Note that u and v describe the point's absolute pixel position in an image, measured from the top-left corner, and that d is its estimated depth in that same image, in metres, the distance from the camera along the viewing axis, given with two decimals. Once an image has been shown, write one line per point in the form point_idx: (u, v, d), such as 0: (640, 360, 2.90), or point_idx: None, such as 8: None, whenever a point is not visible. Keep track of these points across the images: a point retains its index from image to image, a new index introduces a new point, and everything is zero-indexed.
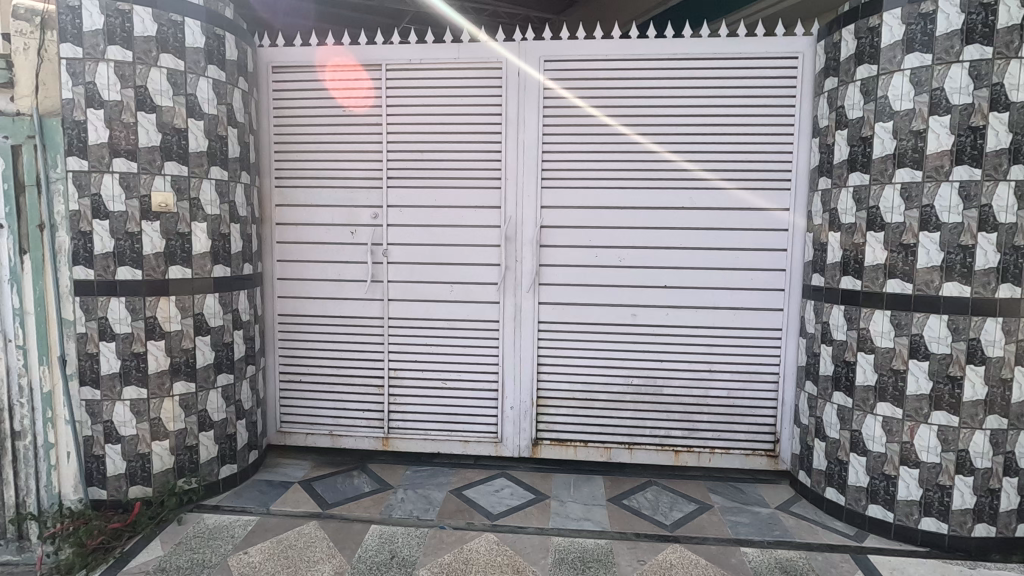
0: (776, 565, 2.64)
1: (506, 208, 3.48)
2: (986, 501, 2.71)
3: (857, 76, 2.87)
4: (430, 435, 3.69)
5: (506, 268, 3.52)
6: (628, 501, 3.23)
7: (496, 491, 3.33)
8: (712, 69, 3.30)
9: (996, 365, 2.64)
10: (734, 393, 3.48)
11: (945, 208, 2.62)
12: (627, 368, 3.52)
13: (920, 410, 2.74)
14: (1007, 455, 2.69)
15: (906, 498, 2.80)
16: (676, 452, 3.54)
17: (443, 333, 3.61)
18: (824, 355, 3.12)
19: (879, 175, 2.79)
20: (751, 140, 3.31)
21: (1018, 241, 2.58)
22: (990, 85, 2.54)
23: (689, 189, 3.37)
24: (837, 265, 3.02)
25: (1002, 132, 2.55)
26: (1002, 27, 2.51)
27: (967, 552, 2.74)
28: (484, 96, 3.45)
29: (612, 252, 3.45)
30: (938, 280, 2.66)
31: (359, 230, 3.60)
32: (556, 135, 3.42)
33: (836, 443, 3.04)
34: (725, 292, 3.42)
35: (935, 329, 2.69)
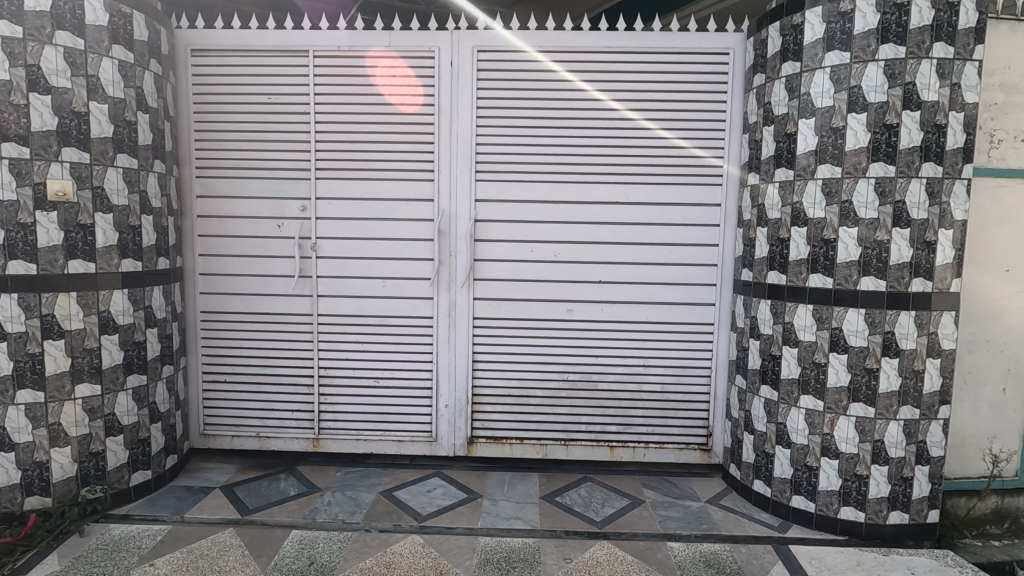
0: (701, 559, 2.65)
1: (439, 201, 3.40)
2: (900, 489, 2.79)
3: (783, 72, 2.90)
4: (362, 435, 3.58)
5: (440, 263, 3.43)
6: (561, 499, 3.20)
7: (428, 491, 3.25)
8: (646, 64, 3.30)
9: (909, 357, 2.72)
10: (669, 388, 3.50)
11: (862, 204, 2.68)
12: (563, 364, 3.48)
13: (840, 402, 2.80)
14: (920, 444, 2.78)
15: (826, 489, 2.86)
16: (611, 448, 3.53)
17: (375, 330, 3.50)
18: (753, 349, 3.15)
19: (802, 171, 2.82)
20: (684, 136, 3.32)
21: (929, 237, 2.66)
22: (903, 84, 2.59)
23: (622, 184, 3.36)
24: (764, 260, 3.05)
25: (915, 130, 2.61)
26: (914, 27, 2.57)
27: (883, 540, 2.81)
28: (418, 85, 3.35)
29: (548, 246, 3.41)
30: (856, 275, 2.72)
31: (287, 224, 3.45)
32: (491, 127, 3.35)
33: (763, 436, 3.08)
34: (660, 286, 3.42)
35: (854, 323, 2.74)
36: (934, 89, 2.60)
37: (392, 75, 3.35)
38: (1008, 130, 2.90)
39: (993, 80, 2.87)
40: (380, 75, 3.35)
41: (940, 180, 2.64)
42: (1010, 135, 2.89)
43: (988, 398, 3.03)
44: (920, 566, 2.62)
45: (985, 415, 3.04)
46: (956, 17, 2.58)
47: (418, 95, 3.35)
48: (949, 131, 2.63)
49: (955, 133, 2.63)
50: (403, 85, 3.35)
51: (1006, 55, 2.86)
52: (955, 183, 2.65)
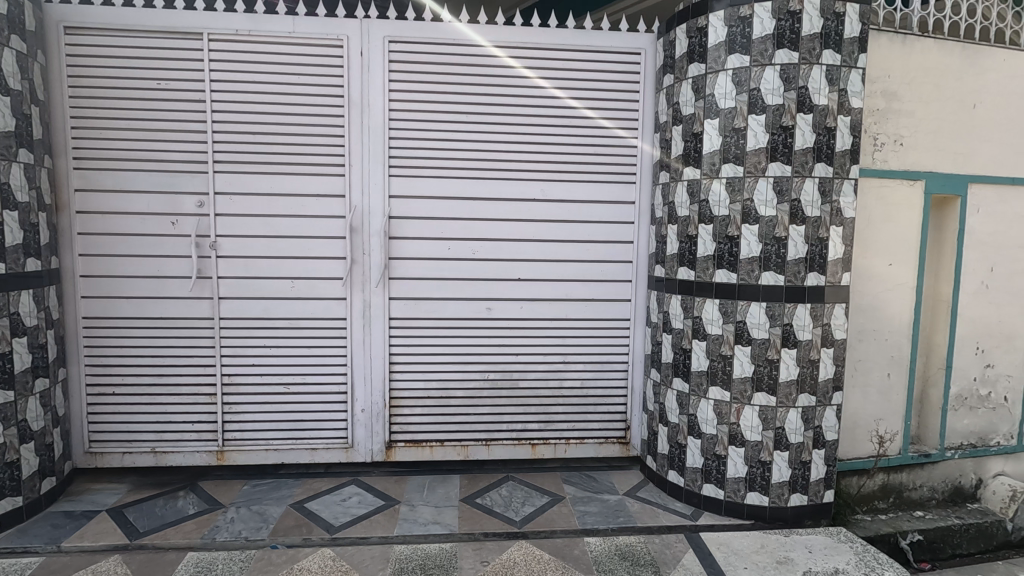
0: (616, 552, 2.67)
1: (351, 197, 3.25)
2: (799, 473, 2.94)
3: (689, 73, 2.98)
4: (272, 445, 3.37)
5: (353, 262, 3.29)
6: (482, 500, 3.15)
7: (343, 500, 3.10)
8: (561, 61, 3.30)
9: (806, 347, 2.87)
10: (589, 384, 3.53)
11: (763, 202, 2.79)
12: (483, 363, 3.43)
13: (745, 393, 2.91)
14: (817, 429, 2.94)
15: (734, 476, 2.97)
16: (533, 445, 3.52)
17: (284, 333, 3.30)
18: (666, 343, 3.22)
19: (708, 169, 2.91)
20: (599, 135, 3.36)
21: (821, 233, 2.82)
22: (797, 88, 2.73)
23: (539, 181, 3.35)
24: (674, 257, 3.13)
25: (808, 132, 2.75)
26: (805, 34, 2.70)
27: (785, 522, 2.96)
28: (353, 77, 3.19)
29: (465, 243, 3.34)
30: (757, 270, 2.83)
31: (182, 220, 3.18)
32: (404, 121, 3.24)
33: (676, 427, 3.16)
34: (578, 283, 3.45)
35: (756, 315, 2.86)
36: (824, 94, 2.75)
37: (329, 66, 3.17)
38: (889, 133, 3.12)
39: (875, 87, 3.08)
40: (315, 66, 3.17)
41: (831, 180, 2.80)
42: (890, 138, 3.12)
43: (874, 383, 3.26)
44: (816, 543, 2.78)
45: (873, 399, 3.27)
46: (842, 26, 2.74)
47: (355, 87, 3.19)
48: (838, 133, 2.79)
49: (843, 135, 2.80)
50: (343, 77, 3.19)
51: (885, 64, 3.08)
52: (843, 182, 2.82)
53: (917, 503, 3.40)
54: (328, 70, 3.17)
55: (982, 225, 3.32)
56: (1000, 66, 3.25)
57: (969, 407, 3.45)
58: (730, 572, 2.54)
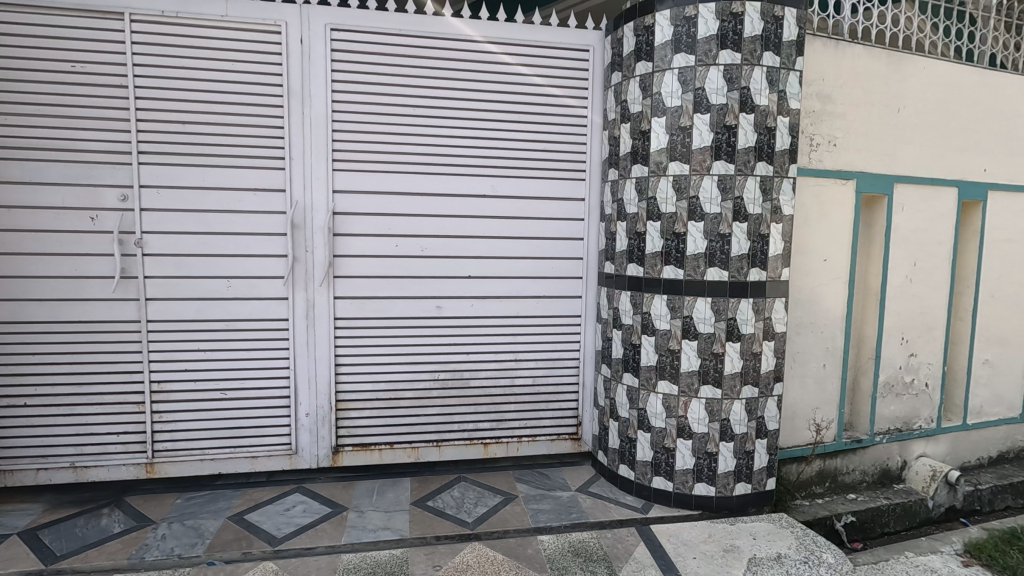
0: (570, 549, 2.67)
1: (293, 191, 3.10)
2: (743, 462, 3.04)
3: (637, 72, 3.01)
4: (208, 455, 3.16)
5: (295, 259, 3.13)
6: (434, 502, 3.08)
7: (286, 510, 2.96)
8: (510, 56, 3.26)
9: (749, 340, 2.96)
10: (540, 381, 3.52)
11: (707, 199, 2.86)
12: (433, 363, 3.36)
13: (692, 386, 2.98)
14: (759, 419, 3.04)
15: (682, 468, 3.03)
16: (485, 445, 3.48)
17: (220, 336, 3.11)
18: (616, 339, 3.25)
19: (656, 167, 2.95)
20: (548, 131, 3.35)
21: (763, 230, 2.91)
22: (740, 89, 2.80)
23: (489, 176, 3.30)
24: (624, 254, 3.16)
25: (750, 131, 2.84)
26: (747, 36, 2.78)
27: (730, 510, 3.05)
28: (293, 65, 3.03)
29: (414, 240, 3.26)
30: (703, 266, 2.90)
31: (102, 216, 2.93)
32: (348, 113, 3.11)
33: (627, 422, 3.20)
34: (529, 280, 3.43)
35: (702, 311, 2.93)
36: (764, 95, 2.84)
37: (266, 53, 3.01)
38: (823, 134, 3.26)
39: (811, 89, 3.21)
40: (251, 52, 2.99)
41: (771, 178, 2.90)
42: (825, 139, 3.26)
43: (812, 373, 3.41)
44: (760, 530, 2.88)
45: (810, 389, 3.42)
46: (781, 29, 2.83)
47: (295, 75, 3.04)
48: (777, 133, 2.89)
49: (782, 135, 2.90)
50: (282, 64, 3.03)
51: (821, 68, 3.21)
52: (783, 181, 2.93)
53: (850, 486, 3.59)
54: (266, 58, 3.01)
55: (906, 223, 3.53)
56: (921, 73, 3.46)
57: (895, 393, 3.66)
58: (680, 563, 2.58)
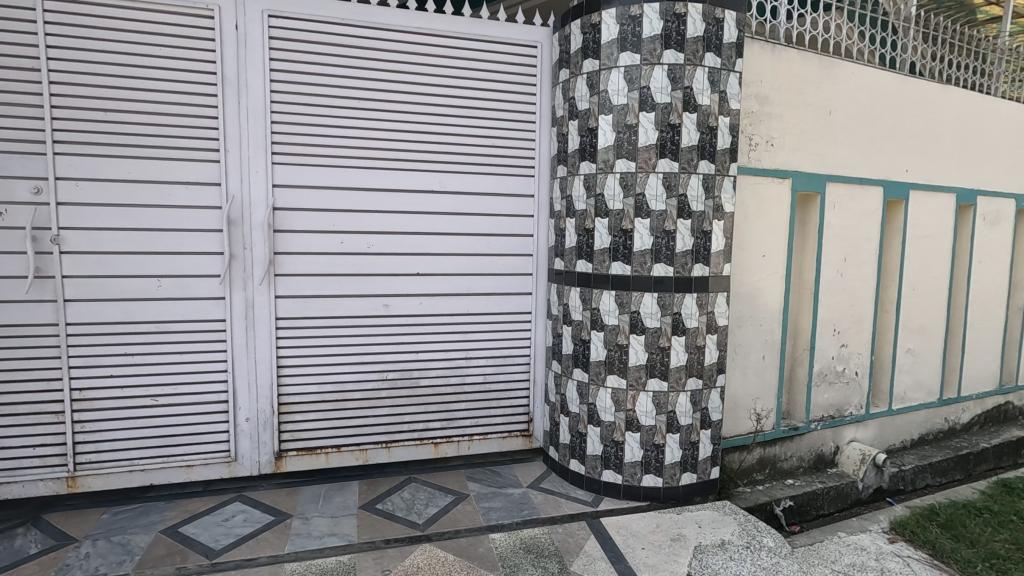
0: (521, 546, 2.66)
1: (228, 185, 2.94)
2: (689, 453, 3.12)
3: (584, 69, 3.02)
4: (138, 466, 2.97)
5: (232, 257, 2.98)
6: (383, 505, 3.01)
7: (225, 520, 2.82)
8: (458, 50, 3.22)
9: (693, 334, 3.05)
10: (491, 378, 3.50)
11: (653, 196, 2.91)
12: (382, 363, 3.28)
13: (640, 379, 3.03)
14: (704, 410, 3.13)
15: (631, 460, 3.08)
16: (436, 444, 3.43)
17: (149, 339, 2.92)
18: (566, 335, 3.27)
19: (603, 165, 2.97)
20: (497, 127, 3.34)
21: (705, 227, 3.00)
22: (683, 88, 2.87)
23: (437, 172, 3.26)
24: (573, 250, 3.17)
25: (693, 130, 2.91)
26: (690, 36, 2.85)
27: (677, 500, 3.12)
28: (227, 52, 2.87)
29: (359, 237, 3.16)
30: (649, 262, 2.95)
31: (13, 210, 2.69)
32: (287, 104, 2.98)
33: (577, 417, 3.22)
34: (479, 277, 3.40)
35: (649, 306, 2.98)
36: (706, 95, 2.92)
37: (197, 39, 2.84)
38: (762, 134, 3.38)
39: (750, 90, 3.32)
40: (180, 37, 2.81)
41: (713, 177, 2.98)
42: (763, 139, 3.38)
43: (752, 365, 3.54)
44: (705, 517, 2.96)
45: (751, 380, 3.55)
46: (722, 31, 2.91)
47: (230, 63, 2.88)
48: (719, 133, 2.97)
49: (723, 135, 2.99)
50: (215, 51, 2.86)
51: (759, 70, 3.32)
52: (724, 180, 3.02)
53: (788, 472, 3.75)
54: (197, 44, 2.84)
55: (837, 220, 3.71)
56: (850, 78, 3.65)
57: (828, 382, 3.85)
58: (629, 554, 2.63)
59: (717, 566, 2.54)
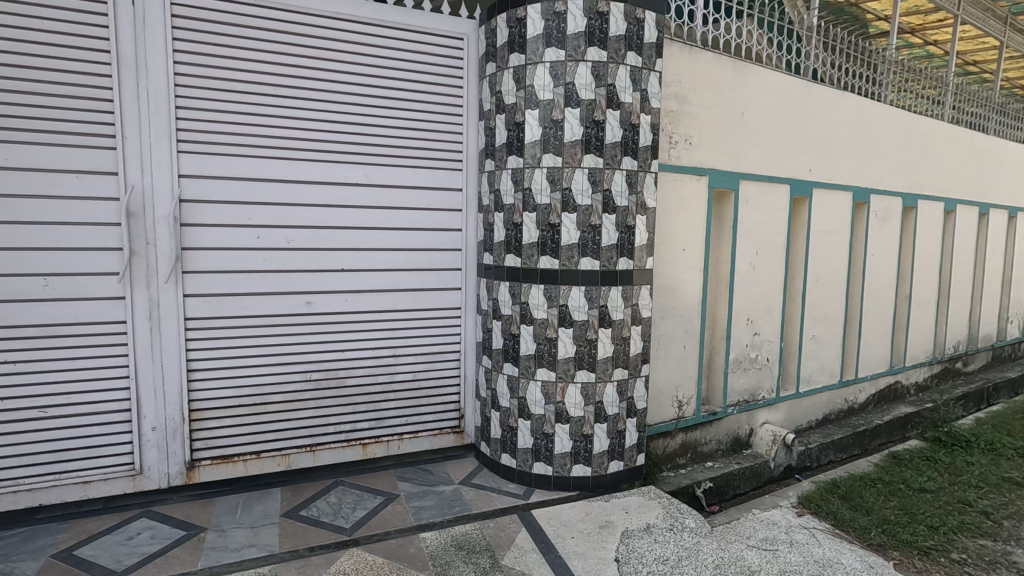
0: (453, 543, 2.64)
1: (127, 175, 2.70)
2: (616, 441, 3.21)
3: (510, 63, 3.02)
4: (23, 486, 2.66)
5: (133, 253, 2.74)
6: (307, 511, 2.88)
7: (129, 538, 2.59)
8: (381, 39, 3.12)
9: (619, 326, 3.13)
10: (421, 376, 3.44)
11: (579, 191, 2.96)
12: (304, 363, 3.14)
13: (569, 371, 3.08)
14: (629, 399, 3.23)
15: (561, 451, 3.13)
16: (364, 445, 3.33)
17: (35, 344, 2.62)
18: (496, 330, 3.26)
19: (530, 159, 2.98)
20: (423, 121, 3.28)
21: (629, 222, 3.08)
22: (606, 85, 2.93)
23: (361, 164, 3.15)
24: (501, 245, 3.16)
25: (616, 127, 2.99)
26: (612, 35, 2.92)
27: (605, 488, 3.21)
28: (123, 28, 2.63)
29: (278, 232, 3.00)
30: (576, 256, 3.00)
31: None
32: (194, 88, 2.78)
33: (508, 411, 3.22)
34: (407, 273, 3.33)
35: (576, 299, 3.03)
36: (629, 92, 3.00)
37: (87, 11, 2.57)
38: (681, 133, 3.52)
39: (670, 90, 3.44)
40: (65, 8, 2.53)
41: (636, 173, 3.07)
42: (682, 137, 3.52)
43: (674, 354, 3.69)
44: (631, 503, 3.06)
45: (673, 369, 3.70)
46: (642, 31, 3.00)
47: (126, 41, 2.64)
48: (640, 130, 3.07)
49: (645, 132, 3.08)
50: (108, 26, 2.60)
51: (678, 71, 3.45)
52: (646, 176, 3.12)
53: (708, 455, 3.95)
54: (87, 17, 2.57)
55: (749, 216, 3.94)
56: (760, 82, 3.87)
57: (743, 369, 4.09)
58: (559, 544, 2.67)
59: (642, 549, 2.63)
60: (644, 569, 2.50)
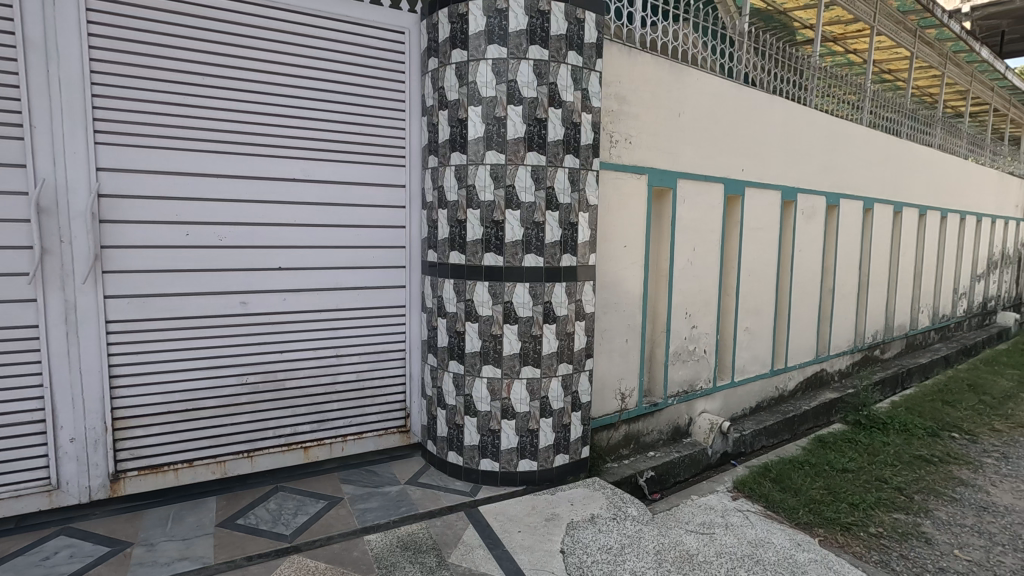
0: (399, 544, 2.60)
1: (37, 167, 2.49)
2: (561, 435, 3.26)
3: (452, 59, 3.00)
4: None
5: (45, 251, 2.54)
6: (244, 519, 2.77)
7: (45, 558, 2.41)
8: (318, 29, 3.03)
9: (563, 322, 3.18)
10: (365, 376, 3.38)
11: (522, 188, 2.98)
12: (240, 366, 3.01)
13: (514, 367, 3.10)
14: (574, 394, 3.28)
15: (507, 447, 3.14)
16: (306, 449, 3.24)
17: None
18: (440, 327, 3.24)
19: (474, 157, 2.98)
20: (364, 115, 3.21)
21: (572, 219, 3.14)
22: (548, 84, 2.97)
23: (299, 159, 3.05)
24: (445, 242, 3.14)
25: (558, 125, 3.03)
26: (553, 34, 2.95)
27: (551, 481, 3.25)
28: (30, 7, 2.42)
29: (209, 229, 2.86)
30: (520, 253, 3.02)
31: None
32: (113, 76, 2.60)
33: (454, 409, 3.21)
34: (348, 271, 3.26)
35: (521, 296, 3.06)
36: (570, 92, 3.05)
37: None
38: (621, 132, 3.60)
39: (610, 90, 3.51)
40: None
41: (578, 171, 3.13)
42: (622, 136, 3.60)
43: (617, 348, 3.78)
44: (577, 495, 3.12)
45: (616, 362, 3.79)
46: (583, 32, 3.05)
47: (33, 21, 2.43)
48: (582, 129, 3.12)
49: (586, 131, 3.14)
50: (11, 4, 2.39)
51: (617, 71, 3.53)
52: (588, 174, 3.17)
53: (650, 445, 4.07)
54: None
55: (686, 213, 4.09)
56: (696, 84, 4.02)
57: (682, 361, 4.25)
58: (506, 539, 2.68)
59: (587, 539, 2.69)
60: (589, 558, 2.55)
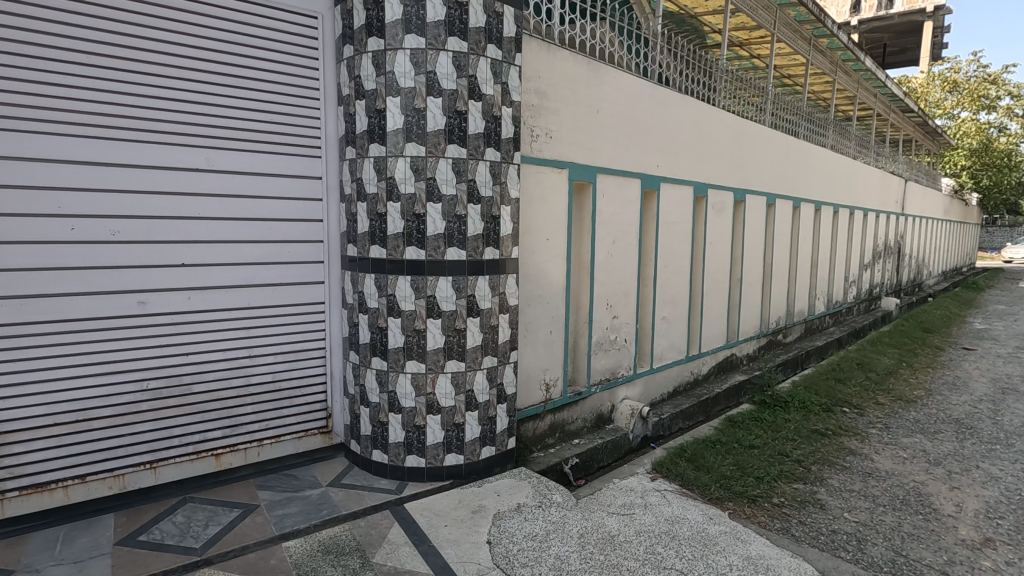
0: (320, 549, 2.52)
1: None
2: (487, 427, 3.28)
3: (368, 47, 2.91)
4: None
5: None
6: (147, 536, 2.57)
7: None
8: (222, 10, 2.83)
9: (487, 314, 3.19)
10: (281, 376, 3.23)
11: (444, 181, 2.96)
12: (139, 370, 2.78)
13: (438, 362, 3.07)
14: (499, 386, 3.31)
15: (433, 442, 3.12)
16: (217, 456, 3.05)
17: None
18: (362, 324, 3.15)
19: (393, 148, 2.91)
20: (274, 103, 3.05)
21: (494, 212, 3.15)
22: (468, 77, 2.96)
23: (202, 148, 2.85)
24: (365, 235, 3.06)
25: (478, 118, 3.02)
26: (472, 26, 2.94)
27: (478, 474, 3.26)
28: None
29: (100, 222, 2.61)
30: (443, 246, 3.00)
31: None
32: None
33: (378, 406, 3.14)
34: (261, 267, 3.10)
35: (444, 289, 3.03)
36: (490, 85, 3.05)
37: None
38: (542, 127, 3.65)
39: (530, 85, 3.55)
40: None
41: (499, 164, 3.14)
42: (543, 131, 3.65)
43: (541, 339, 3.85)
44: (503, 486, 3.15)
45: (541, 353, 3.85)
46: (501, 26, 3.06)
47: None
48: (502, 122, 3.14)
49: (507, 124, 3.16)
50: None
51: (537, 67, 3.57)
52: (509, 168, 3.20)
53: (575, 433, 4.18)
54: None
55: (606, 207, 4.22)
56: (613, 82, 4.15)
57: (604, 350, 4.39)
58: (433, 534, 2.66)
59: (513, 528, 2.72)
60: (515, 547, 2.59)
